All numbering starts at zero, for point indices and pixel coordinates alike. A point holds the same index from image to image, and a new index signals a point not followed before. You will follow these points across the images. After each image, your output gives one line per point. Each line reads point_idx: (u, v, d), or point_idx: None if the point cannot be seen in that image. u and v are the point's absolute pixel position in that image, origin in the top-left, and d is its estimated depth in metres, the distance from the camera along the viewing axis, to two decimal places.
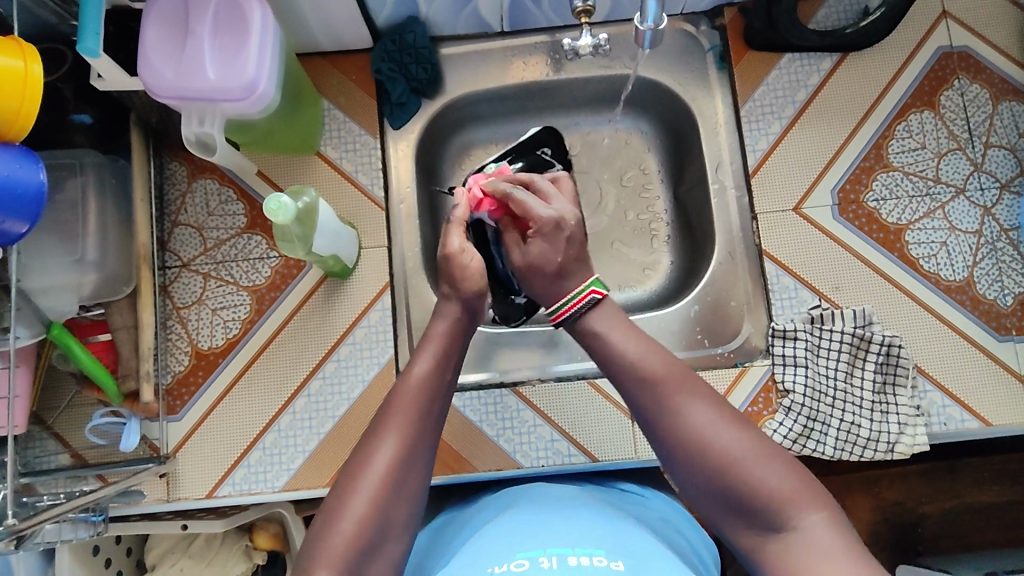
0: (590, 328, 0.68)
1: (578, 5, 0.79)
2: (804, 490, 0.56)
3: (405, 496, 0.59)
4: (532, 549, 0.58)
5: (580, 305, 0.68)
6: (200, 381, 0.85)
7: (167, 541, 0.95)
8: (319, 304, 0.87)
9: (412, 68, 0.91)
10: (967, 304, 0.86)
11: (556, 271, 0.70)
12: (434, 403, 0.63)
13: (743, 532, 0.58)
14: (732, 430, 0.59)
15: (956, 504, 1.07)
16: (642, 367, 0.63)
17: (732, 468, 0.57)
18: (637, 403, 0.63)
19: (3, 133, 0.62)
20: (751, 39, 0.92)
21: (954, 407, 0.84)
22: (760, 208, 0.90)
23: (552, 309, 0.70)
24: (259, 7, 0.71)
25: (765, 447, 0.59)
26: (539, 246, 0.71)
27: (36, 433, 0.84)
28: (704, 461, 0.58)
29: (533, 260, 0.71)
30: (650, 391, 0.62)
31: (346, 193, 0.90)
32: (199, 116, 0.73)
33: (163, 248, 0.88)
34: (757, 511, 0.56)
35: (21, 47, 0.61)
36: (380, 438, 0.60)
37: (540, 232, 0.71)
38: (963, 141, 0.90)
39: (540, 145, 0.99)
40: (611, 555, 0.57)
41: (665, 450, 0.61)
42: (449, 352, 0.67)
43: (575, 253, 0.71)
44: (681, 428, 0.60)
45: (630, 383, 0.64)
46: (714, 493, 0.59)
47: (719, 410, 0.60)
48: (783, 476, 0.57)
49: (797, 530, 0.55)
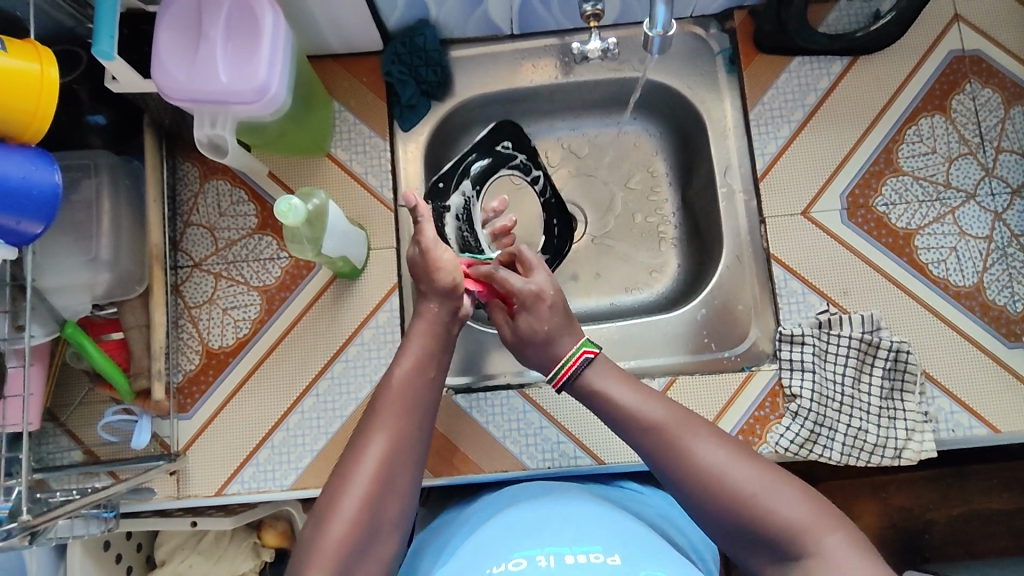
0: (586, 383, 0.68)
1: (587, 9, 0.80)
2: (821, 515, 0.56)
3: (396, 493, 0.60)
4: (530, 548, 0.58)
5: (577, 366, 0.69)
6: (210, 380, 0.86)
7: (177, 538, 0.97)
8: (329, 304, 0.88)
9: (422, 70, 0.92)
10: (976, 309, 0.85)
11: (545, 339, 0.71)
12: (420, 398, 0.65)
13: (767, 563, 0.58)
14: (742, 464, 0.59)
15: (964, 510, 1.07)
16: (648, 415, 0.64)
17: (747, 502, 0.57)
18: (645, 451, 0.64)
19: (19, 135, 0.63)
20: (760, 42, 0.92)
21: (962, 413, 0.83)
22: (769, 213, 0.90)
23: (551, 376, 0.71)
24: (271, 11, 0.72)
25: (775, 476, 0.58)
26: (525, 320, 0.72)
27: (49, 429, 0.85)
28: (719, 500, 0.58)
29: (523, 333, 0.72)
30: (657, 437, 0.63)
31: (356, 195, 0.90)
32: (211, 118, 0.74)
33: (175, 247, 0.89)
34: (777, 541, 0.56)
35: (37, 50, 0.62)
36: (371, 435, 0.61)
37: (524, 307, 0.72)
38: (974, 146, 0.89)
39: (499, 139, 0.99)
40: (607, 549, 0.57)
41: (680, 495, 0.61)
42: (429, 351, 0.68)
43: (559, 319, 0.72)
44: (691, 471, 0.60)
45: (639, 433, 0.64)
46: (732, 528, 0.58)
47: (726, 447, 0.61)
48: (799, 504, 0.57)
49: (817, 555, 0.54)
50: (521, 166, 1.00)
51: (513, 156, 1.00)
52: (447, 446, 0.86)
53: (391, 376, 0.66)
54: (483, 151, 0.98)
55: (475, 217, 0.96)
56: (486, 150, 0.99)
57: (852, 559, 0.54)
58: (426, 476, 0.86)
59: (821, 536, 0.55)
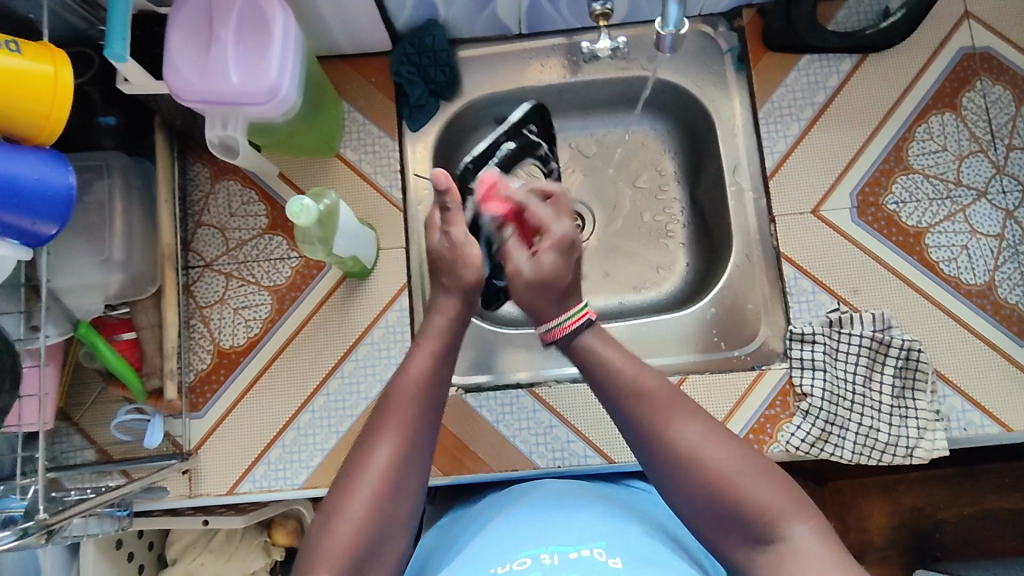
0: (584, 345, 0.67)
1: (597, 8, 0.80)
2: (793, 503, 0.57)
3: (404, 493, 0.60)
4: (534, 547, 0.58)
5: (575, 326, 0.68)
6: (221, 379, 0.87)
7: (188, 536, 0.97)
8: (339, 304, 0.88)
9: (430, 71, 0.92)
10: (987, 308, 0.85)
11: (561, 288, 0.69)
12: (431, 398, 0.64)
13: (735, 546, 0.58)
14: (722, 445, 0.59)
15: (975, 510, 1.06)
16: (635, 384, 0.63)
17: (723, 483, 0.57)
18: (627, 420, 0.63)
19: (35, 136, 0.63)
20: (769, 41, 0.92)
21: (974, 412, 0.83)
22: (778, 211, 0.90)
23: (547, 327, 0.69)
24: (281, 12, 0.72)
25: (754, 461, 0.59)
26: (552, 260, 0.70)
27: (62, 429, 0.85)
28: (696, 477, 0.58)
29: (543, 273, 0.69)
30: (642, 407, 0.62)
31: (366, 195, 0.91)
32: (223, 119, 0.74)
33: (187, 248, 0.89)
34: (748, 525, 0.57)
35: (52, 52, 0.63)
36: (380, 437, 0.61)
37: (552, 247, 0.71)
38: (985, 144, 0.89)
39: (525, 122, 0.94)
40: (610, 551, 0.57)
41: (656, 467, 0.61)
42: (446, 352, 0.67)
43: (577, 272, 0.72)
44: (673, 446, 0.60)
45: (622, 401, 0.63)
46: (702, 505, 0.58)
47: (709, 426, 0.61)
48: (773, 490, 0.57)
49: (787, 542, 0.55)
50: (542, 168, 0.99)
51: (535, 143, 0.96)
52: (457, 446, 0.87)
53: (408, 372, 0.64)
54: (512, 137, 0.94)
55: None
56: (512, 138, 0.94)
57: (818, 549, 0.55)
58: (437, 475, 0.86)
59: (791, 524, 0.56)
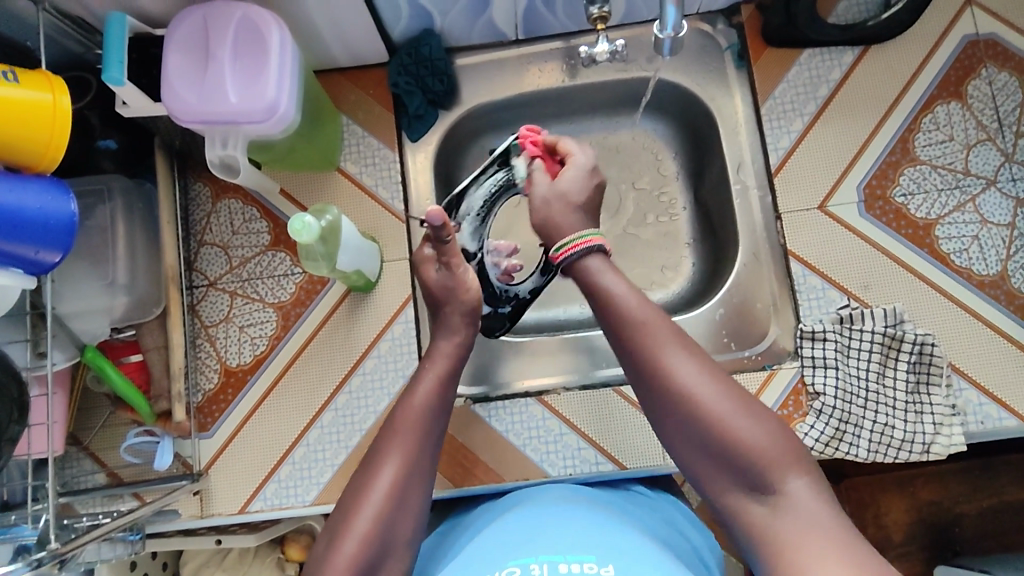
0: (590, 268, 0.66)
1: (594, 11, 0.77)
2: (788, 454, 0.56)
3: (409, 513, 0.59)
4: (525, 556, 0.57)
5: (586, 246, 0.66)
6: (230, 398, 0.87)
7: (202, 555, 0.97)
8: (344, 318, 0.88)
9: (428, 81, 0.91)
10: (1001, 298, 0.84)
11: (576, 204, 0.70)
12: (436, 417, 0.64)
13: (727, 494, 0.57)
14: (717, 385, 0.58)
15: (993, 503, 1.05)
16: (636, 313, 0.62)
17: (717, 424, 0.56)
18: (623, 350, 0.62)
19: (35, 165, 0.63)
20: (770, 37, 0.91)
21: (991, 405, 0.82)
22: (784, 208, 0.89)
23: (558, 245, 0.68)
24: (277, 29, 0.72)
25: (749, 406, 0.58)
26: (574, 179, 0.72)
27: (72, 453, 0.85)
28: (689, 414, 0.57)
29: (563, 189, 0.71)
30: (641, 340, 0.60)
31: (368, 208, 0.90)
32: (222, 139, 0.74)
33: (190, 267, 0.89)
34: (739, 468, 0.56)
35: (49, 80, 0.62)
36: (384, 458, 0.60)
37: (576, 169, 0.73)
38: (992, 132, 0.87)
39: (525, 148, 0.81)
40: (601, 560, 0.56)
41: (651, 401, 0.60)
42: (449, 374, 0.67)
43: (594, 198, 0.73)
44: (668, 380, 0.58)
45: (622, 328, 0.62)
46: (697, 445, 0.57)
47: (705, 364, 0.59)
48: (768, 435, 0.56)
49: (782, 495, 0.54)
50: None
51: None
52: (469, 457, 0.86)
53: (414, 393, 0.64)
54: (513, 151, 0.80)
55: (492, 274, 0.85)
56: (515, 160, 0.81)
57: (815, 504, 0.54)
58: (447, 487, 0.86)
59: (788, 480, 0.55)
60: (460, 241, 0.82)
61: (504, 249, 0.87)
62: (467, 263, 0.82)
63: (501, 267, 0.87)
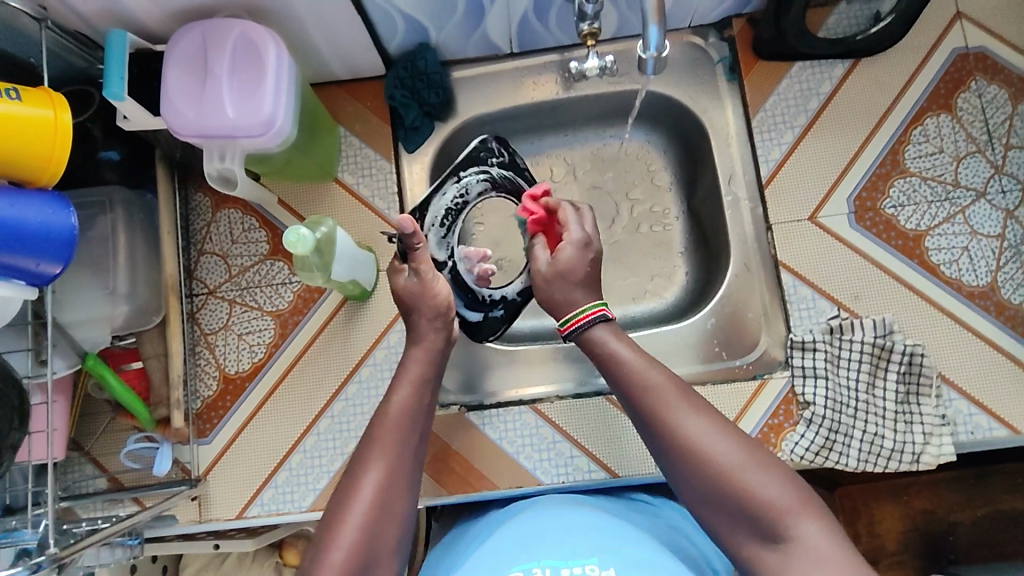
0: (597, 338, 0.69)
1: (584, 28, 0.78)
2: (801, 502, 0.57)
3: (391, 523, 0.60)
4: (527, 561, 0.60)
5: (591, 318, 0.69)
6: (228, 405, 0.88)
7: (201, 558, 0.98)
8: (341, 327, 0.89)
9: (424, 93, 0.92)
10: (991, 309, 0.85)
11: (576, 281, 0.72)
12: (414, 425, 0.65)
13: (742, 542, 0.58)
14: (727, 441, 0.60)
15: (988, 511, 1.05)
16: (644, 378, 0.65)
17: (728, 477, 0.58)
18: (635, 412, 0.65)
19: (37, 179, 0.65)
20: (760, 50, 0.92)
21: (981, 415, 0.82)
22: (774, 219, 0.90)
23: (562, 320, 0.71)
24: (274, 46, 0.74)
25: (760, 458, 0.59)
26: (570, 256, 0.72)
27: (74, 458, 0.87)
28: (699, 471, 0.59)
29: (562, 267, 0.72)
30: (650, 401, 0.63)
31: (365, 219, 0.92)
32: (220, 152, 0.76)
33: (191, 276, 0.91)
34: (752, 520, 0.57)
35: (51, 97, 0.64)
36: (366, 466, 0.61)
37: (572, 244, 0.73)
38: (982, 144, 0.88)
39: (485, 148, 0.88)
40: (603, 562, 0.59)
41: (664, 458, 0.62)
42: (428, 381, 0.68)
43: (593, 271, 0.73)
44: (677, 438, 0.61)
45: (630, 392, 0.65)
46: (711, 499, 0.59)
47: (714, 419, 0.61)
48: (779, 487, 0.57)
49: (794, 541, 0.55)
50: (497, 179, 0.88)
51: (491, 160, 0.88)
52: (462, 464, 0.87)
53: (389, 405, 0.66)
54: (468, 164, 0.87)
55: (468, 280, 0.87)
56: (472, 168, 0.87)
57: (828, 547, 0.54)
58: (442, 494, 0.87)
59: (800, 524, 0.56)
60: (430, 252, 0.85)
61: (476, 254, 0.88)
62: (438, 271, 0.84)
63: (474, 273, 0.87)
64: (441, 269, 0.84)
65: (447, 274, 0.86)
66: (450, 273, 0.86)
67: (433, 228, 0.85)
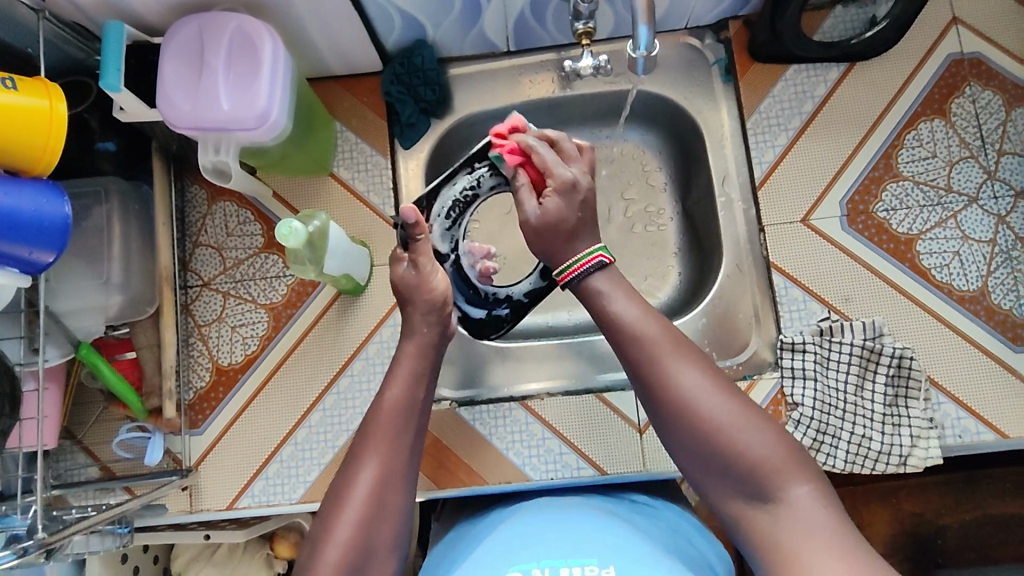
0: (594, 288, 0.67)
1: (578, 27, 0.79)
2: (790, 461, 0.58)
3: (388, 519, 0.61)
4: (524, 561, 0.61)
5: (586, 267, 0.68)
6: (220, 396, 0.89)
7: (192, 549, 0.99)
8: (334, 321, 0.90)
9: (420, 90, 0.93)
10: (981, 314, 0.85)
11: (568, 230, 0.69)
12: (409, 420, 0.65)
13: (730, 499, 0.59)
14: (721, 397, 0.60)
15: (976, 516, 1.06)
16: (639, 329, 0.63)
17: (720, 433, 0.58)
18: (628, 363, 0.64)
19: (31, 168, 0.65)
20: (755, 52, 0.92)
21: (969, 419, 0.83)
22: (767, 221, 0.90)
23: (559, 270, 0.70)
24: (270, 40, 0.74)
25: (751, 414, 0.60)
26: (557, 204, 0.70)
27: (67, 446, 0.88)
28: (691, 426, 0.59)
29: (552, 216, 0.69)
30: (645, 353, 0.62)
31: (359, 214, 0.92)
32: (215, 144, 0.76)
33: (185, 267, 0.91)
34: (742, 478, 0.58)
35: (47, 87, 0.65)
36: (361, 463, 0.62)
37: (556, 189, 0.71)
38: (975, 149, 0.89)
39: None
40: (603, 561, 0.60)
41: (655, 411, 0.62)
42: (418, 375, 0.69)
43: (585, 214, 0.71)
44: (671, 392, 0.60)
45: (624, 343, 0.64)
46: (701, 454, 0.59)
47: (707, 373, 0.61)
48: (769, 444, 0.58)
49: (784, 501, 0.56)
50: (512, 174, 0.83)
51: None
52: (451, 459, 0.88)
53: (381, 401, 0.66)
54: (485, 155, 0.84)
55: (471, 275, 0.87)
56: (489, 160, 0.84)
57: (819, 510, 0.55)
58: (431, 488, 0.87)
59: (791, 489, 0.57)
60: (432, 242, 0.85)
61: (482, 251, 0.88)
62: (438, 264, 0.84)
63: (478, 268, 0.88)
64: (442, 262, 0.85)
65: (448, 266, 0.86)
66: (452, 267, 0.86)
67: (441, 217, 0.85)
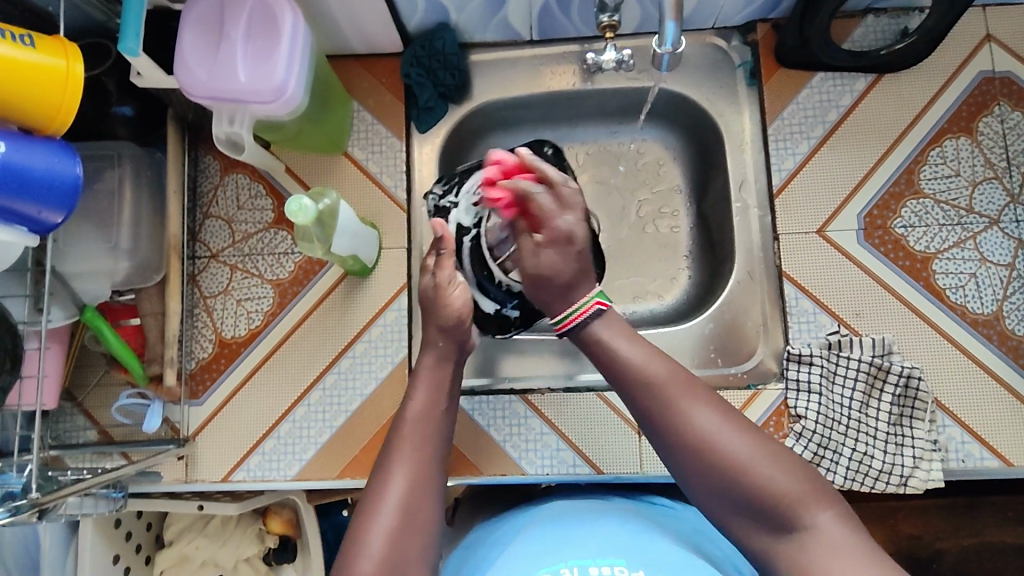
0: (594, 334, 0.69)
1: (603, 20, 0.78)
2: (812, 491, 0.58)
3: (418, 531, 0.61)
4: (554, 562, 0.59)
5: (584, 316, 0.69)
6: (221, 368, 0.89)
7: (186, 519, 1.00)
8: (339, 300, 0.90)
9: (440, 73, 0.92)
10: (993, 338, 0.83)
11: (565, 282, 0.70)
12: (433, 429, 0.68)
13: (755, 532, 0.59)
14: (737, 434, 0.60)
15: (974, 542, 1.04)
16: (651, 372, 0.64)
17: (741, 470, 0.59)
18: (640, 408, 0.64)
19: (45, 127, 0.65)
20: (782, 57, 0.91)
21: (974, 444, 0.81)
22: (783, 229, 0.89)
23: (555, 319, 0.71)
24: (290, 13, 0.73)
25: (768, 447, 0.60)
26: (552, 258, 0.70)
27: (66, 408, 0.88)
28: (712, 466, 0.59)
29: (545, 270, 0.70)
30: (658, 396, 0.63)
31: (371, 195, 0.92)
32: (229, 115, 0.76)
33: (194, 238, 0.91)
34: (768, 512, 0.58)
35: (65, 46, 0.64)
36: (391, 474, 0.63)
37: (552, 244, 0.70)
38: (1000, 170, 0.87)
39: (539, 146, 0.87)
40: (631, 564, 0.58)
41: (671, 453, 0.62)
42: None
43: (582, 264, 0.71)
44: (687, 434, 0.61)
45: (635, 388, 0.64)
46: (724, 492, 0.59)
47: (721, 412, 0.62)
48: (791, 477, 0.58)
49: (811, 528, 0.57)
50: None
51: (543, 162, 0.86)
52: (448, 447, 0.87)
53: (401, 413, 0.68)
54: None
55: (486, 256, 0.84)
56: None
57: (843, 532, 0.56)
58: None
59: (814, 513, 0.57)
60: (455, 215, 0.86)
61: None
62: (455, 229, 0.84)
63: None
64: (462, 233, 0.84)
65: (467, 238, 0.85)
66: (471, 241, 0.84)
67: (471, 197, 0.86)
